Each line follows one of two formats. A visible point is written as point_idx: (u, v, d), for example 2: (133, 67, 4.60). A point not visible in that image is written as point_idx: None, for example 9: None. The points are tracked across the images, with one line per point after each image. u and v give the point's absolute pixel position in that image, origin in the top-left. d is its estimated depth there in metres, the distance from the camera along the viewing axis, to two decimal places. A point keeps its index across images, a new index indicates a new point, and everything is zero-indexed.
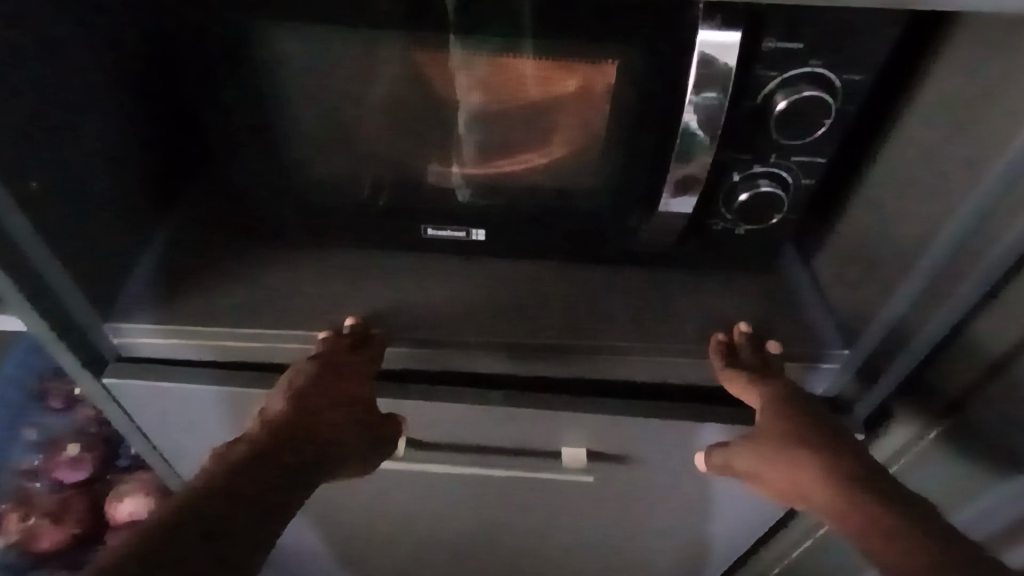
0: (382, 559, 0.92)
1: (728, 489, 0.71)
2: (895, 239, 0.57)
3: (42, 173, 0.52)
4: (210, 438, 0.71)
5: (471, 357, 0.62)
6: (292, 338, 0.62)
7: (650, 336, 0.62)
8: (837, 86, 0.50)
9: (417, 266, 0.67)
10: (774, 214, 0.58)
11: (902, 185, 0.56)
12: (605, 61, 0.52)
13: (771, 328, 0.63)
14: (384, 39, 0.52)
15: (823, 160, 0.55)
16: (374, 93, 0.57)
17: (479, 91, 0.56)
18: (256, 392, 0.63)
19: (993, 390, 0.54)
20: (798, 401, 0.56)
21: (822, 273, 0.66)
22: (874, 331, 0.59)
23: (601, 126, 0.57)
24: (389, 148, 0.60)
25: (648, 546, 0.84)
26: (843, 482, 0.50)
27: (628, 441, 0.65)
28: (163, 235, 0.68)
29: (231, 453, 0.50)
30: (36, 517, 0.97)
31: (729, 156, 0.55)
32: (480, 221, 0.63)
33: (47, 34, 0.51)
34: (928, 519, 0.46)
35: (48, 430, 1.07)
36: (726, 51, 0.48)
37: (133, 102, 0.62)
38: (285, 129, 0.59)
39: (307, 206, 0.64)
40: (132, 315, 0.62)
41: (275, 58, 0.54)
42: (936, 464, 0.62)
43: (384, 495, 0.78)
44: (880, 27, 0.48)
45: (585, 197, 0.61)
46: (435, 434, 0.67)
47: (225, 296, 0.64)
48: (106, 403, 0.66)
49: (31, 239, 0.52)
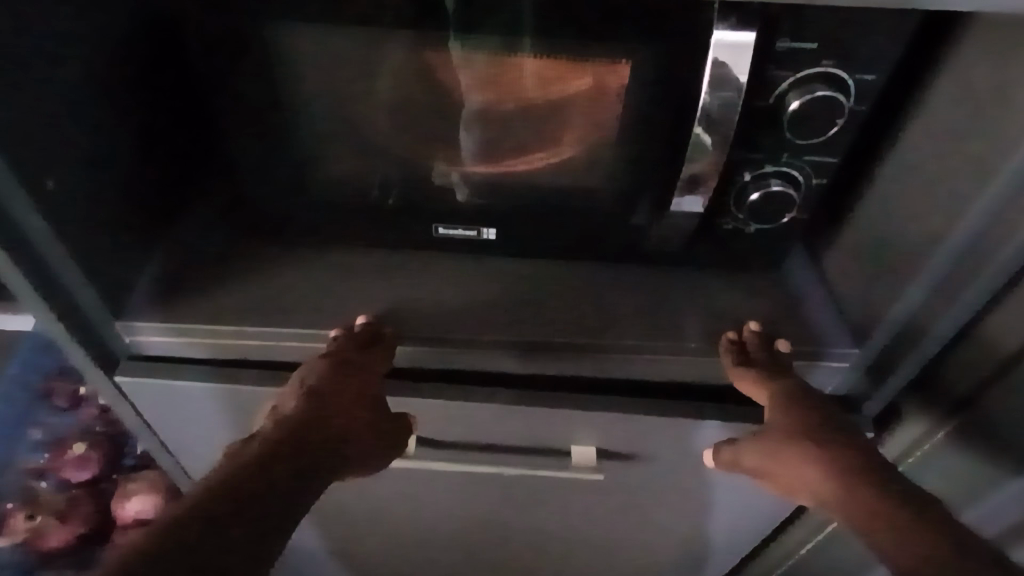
0: (389, 558, 0.93)
1: (736, 488, 0.72)
2: (905, 238, 0.57)
3: (54, 172, 0.52)
4: (219, 437, 0.71)
5: (481, 355, 0.62)
6: (302, 337, 0.62)
7: (660, 335, 0.62)
8: (850, 85, 0.51)
9: (426, 265, 0.67)
10: (785, 214, 0.58)
11: (912, 184, 0.56)
12: (619, 61, 0.52)
13: (781, 327, 0.63)
14: (397, 39, 0.52)
15: (834, 160, 0.55)
16: (385, 93, 0.57)
17: (491, 90, 0.56)
18: (266, 391, 0.63)
19: (1002, 388, 0.54)
20: (808, 400, 0.56)
21: (830, 271, 0.66)
22: (883, 330, 0.59)
23: (613, 125, 0.57)
24: (400, 147, 0.60)
25: (655, 544, 0.84)
26: (852, 480, 0.50)
27: (638, 440, 0.65)
28: (173, 233, 0.69)
29: (243, 451, 0.50)
30: (44, 517, 0.98)
31: (741, 155, 0.55)
32: (490, 220, 0.63)
33: (60, 33, 0.51)
34: (937, 518, 0.46)
35: (53, 430, 1.07)
36: (739, 52, 0.48)
37: (145, 101, 0.62)
38: (297, 128, 0.59)
39: (318, 206, 0.64)
40: (143, 314, 0.63)
41: (287, 57, 0.54)
42: (945, 462, 0.62)
43: (393, 494, 0.78)
44: (893, 28, 0.48)
45: (596, 195, 0.61)
46: (445, 433, 0.67)
47: (235, 294, 0.65)
48: (116, 401, 0.67)
49: (44, 238, 0.53)
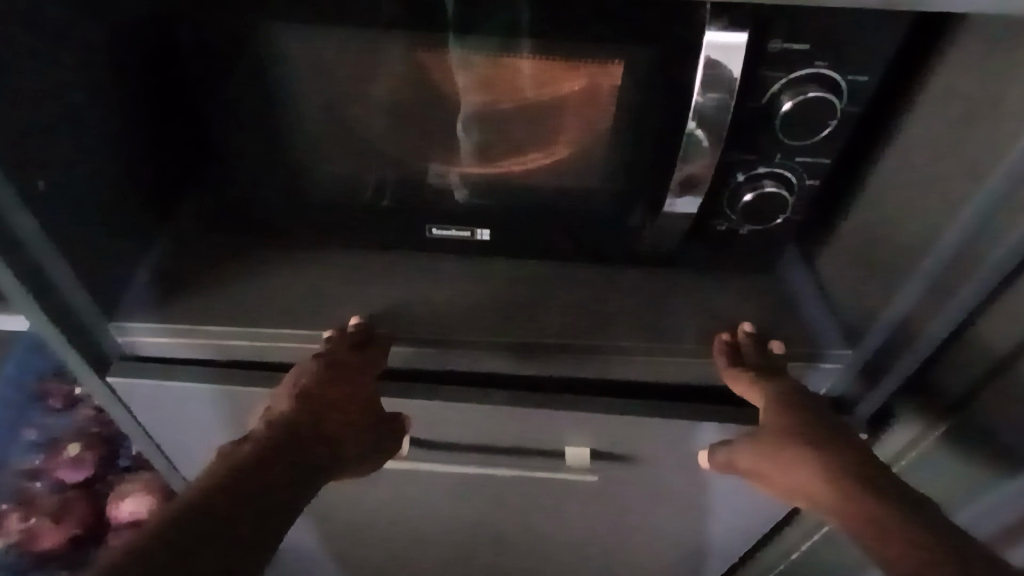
0: (383, 559, 0.93)
1: (730, 490, 0.72)
2: (898, 239, 0.57)
3: (47, 173, 0.52)
4: (213, 437, 0.71)
5: (475, 356, 0.62)
6: (296, 338, 0.62)
7: (654, 336, 0.62)
8: (843, 87, 0.51)
9: (419, 265, 0.67)
10: (778, 215, 0.58)
11: (906, 186, 0.56)
12: (611, 62, 0.52)
13: (775, 328, 0.63)
14: (390, 39, 0.52)
15: (827, 161, 0.55)
16: (378, 93, 0.57)
17: (484, 91, 0.56)
18: (260, 391, 0.63)
19: (996, 389, 0.54)
20: (802, 401, 0.56)
21: (824, 272, 0.66)
22: (877, 331, 0.59)
23: (607, 126, 0.57)
24: (393, 148, 0.60)
25: (650, 546, 0.84)
26: (845, 480, 0.50)
27: (632, 441, 0.65)
28: (166, 234, 0.68)
29: (235, 453, 0.49)
30: (38, 518, 0.99)
31: (734, 156, 0.55)
32: (484, 221, 0.63)
33: (52, 33, 0.51)
34: (930, 519, 0.46)
35: (48, 431, 1.05)
36: (731, 53, 0.48)
37: (138, 101, 0.62)
38: (290, 128, 0.59)
39: (312, 206, 0.64)
40: (135, 315, 0.62)
41: (279, 58, 0.54)
42: (940, 464, 0.62)
43: (387, 496, 0.78)
44: (885, 29, 0.48)
45: (589, 197, 0.61)
46: (439, 434, 0.67)
47: (228, 295, 0.64)
48: (109, 401, 0.66)
49: (37, 238, 0.52)
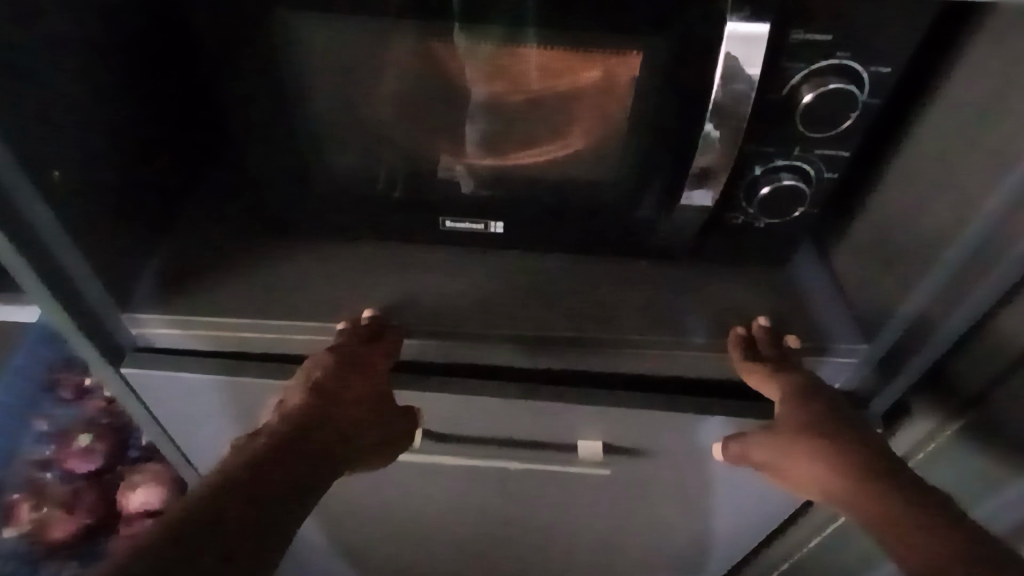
0: (392, 553, 0.93)
1: (742, 484, 0.72)
2: (915, 234, 0.57)
3: (60, 162, 0.52)
4: (225, 429, 0.71)
5: (488, 349, 0.62)
6: (309, 330, 0.62)
7: (668, 330, 0.62)
8: (865, 79, 0.50)
9: (432, 258, 0.67)
10: (796, 209, 0.58)
11: (924, 180, 0.56)
12: (629, 53, 0.51)
13: (790, 321, 0.63)
14: (405, 30, 0.52)
15: (847, 154, 0.55)
16: (391, 84, 0.56)
17: (500, 82, 0.56)
18: (272, 383, 0.63)
19: (1014, 385, 0.54)
20: (818, 395, 0.56)
21: (840, 266, 0.66)
22: (893, 326, 0.59)
23: (624, 117, 0.56)
24: (407, 139, 0.60)
25: (660, 540, 0.84)
26: (862, 475, 0.50)
27: (644, 435, 0.65)
28: (178, 226, 0.68)
29: (249, 447, 0.49)
30: (49, 508, 1.00)
31: (752, 149, 0.55)
32: (498, 213, 0.63)
33: (64, 22, 0.50)
34: (946, 511, 0.46)
35: (58, 422, 1.07)
36: (752, 44, 0.47)
37: (150, 95, 0.62)
38: (303, 119, 0.58)
39: (325, 198, 0.64)
40: (149, 306, 0.62)
41: (294, 47, 0.54)
42: (954, 460, 0.62)
43: (398, 489, 0.78)
44: (908, 21, 0.48)
45: (606, 189, 0.61)
46: (451, 427, 0.67)
47: (240, 287, 0.64)
48: (122, 393, 0.66)
49: (51, 229, 0.52)
